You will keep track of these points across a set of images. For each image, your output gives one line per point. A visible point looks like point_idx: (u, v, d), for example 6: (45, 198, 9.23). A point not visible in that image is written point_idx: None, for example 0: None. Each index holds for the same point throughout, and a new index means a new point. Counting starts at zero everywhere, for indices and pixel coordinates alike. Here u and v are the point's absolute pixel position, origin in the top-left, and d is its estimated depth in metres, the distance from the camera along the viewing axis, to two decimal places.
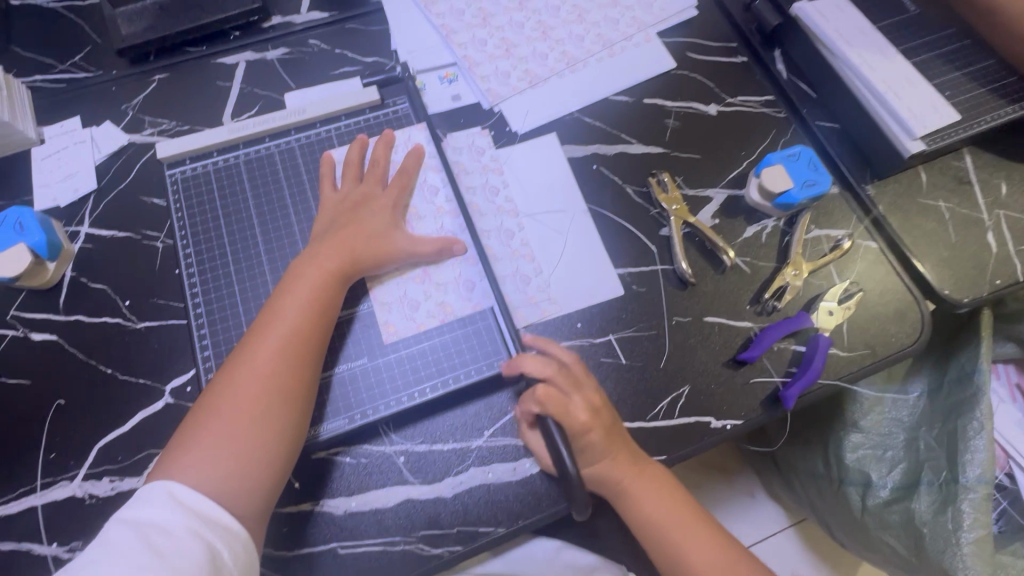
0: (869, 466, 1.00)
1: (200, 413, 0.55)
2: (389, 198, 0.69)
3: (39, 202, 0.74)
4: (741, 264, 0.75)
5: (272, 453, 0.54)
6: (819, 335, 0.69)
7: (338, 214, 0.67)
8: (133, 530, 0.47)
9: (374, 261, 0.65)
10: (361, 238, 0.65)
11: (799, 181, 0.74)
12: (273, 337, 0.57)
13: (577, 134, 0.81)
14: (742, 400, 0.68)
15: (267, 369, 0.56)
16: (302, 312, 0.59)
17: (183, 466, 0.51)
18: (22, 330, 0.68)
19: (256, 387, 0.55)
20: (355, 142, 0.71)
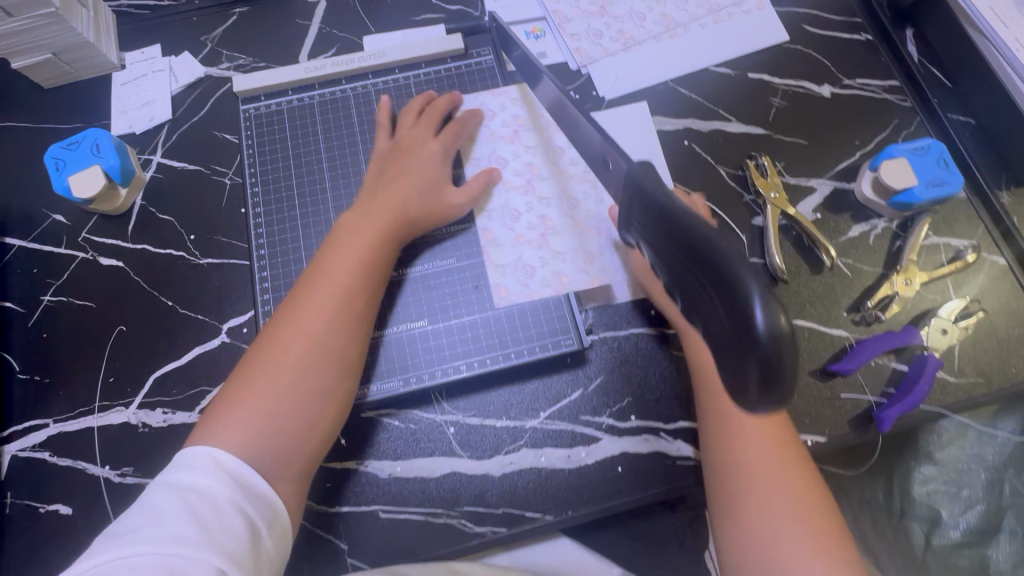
0: (941, 503, 0.88)
1: (245, 378, 0.52)
2: (442, 144, 0.63)
3: (116, 128, 0.74)
4: (841, 266, 0.67)
5: (315, 415, 0.53)
6: (928, 355, 0.61)
7: (385, 165, 0.63)
8: (174, 492, 0.45)
9: (425, 215, 0.61)
10: (417, 194, 0.60)
11: (925, 179, 0.65)
12: (320, 299, 0.55)
13: (669, 105, 0.74)
14: (828, 415, 0.62)
15: (311, 333, 0.54)
16: (350, 275, 0.56)
17: (229, 424, 0.50)
18: (91, 253, 0.68)
19: (301, 349, 0.53)
20: (421, 94, 0.67)
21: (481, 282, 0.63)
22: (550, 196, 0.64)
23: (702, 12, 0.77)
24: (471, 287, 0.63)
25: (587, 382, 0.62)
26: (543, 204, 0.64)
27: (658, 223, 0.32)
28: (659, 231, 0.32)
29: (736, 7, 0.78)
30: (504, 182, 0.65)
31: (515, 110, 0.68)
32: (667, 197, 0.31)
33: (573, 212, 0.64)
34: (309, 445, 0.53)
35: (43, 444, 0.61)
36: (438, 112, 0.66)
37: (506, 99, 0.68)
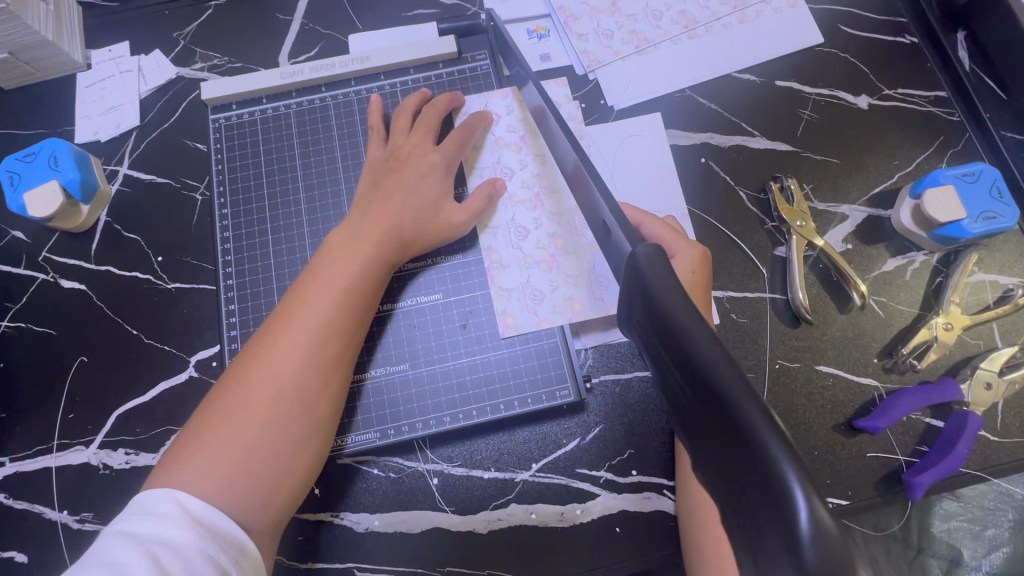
0: (961, 541, 0.78)
1: (209, 420, 0.45)
2: (442, 153, 0.57)
3: (80, 135, 0.68)
4: (873, 306, 0.60)
5: (291, 463, 0.46)
6: (969, 412, 0.54)
7: (380, 176, 0.56)
8: (135, 547, 0.37)
9: (422, 238, 0.54)
10: (412, 214, 0.54)
11: (976, 211, 0.57)
12: (299, 331, 0.47)
13: (685, 117, 0.66)
14: (851, 474, 0.56)
15: (288, 371, 0.46)
16: (335, 302, 0.49)
17: (190, 471, 0.42)
18: (52, 275, 0.63)
19: (277, 387, 0.45)
20: (415, 92, 0.61)
21: (469, 322, 0.56)
22: (563, 211, 0.57)
23: (726, 10, 0.69)
24: (458, 325, 0.56)
25: (584, 433, 0.56)
26: (555, 220, 0.57)
27: (667, 344, 0.26)
28: (667, 355, 0.26)
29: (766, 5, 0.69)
30: (510, 195, 0.58)
31: (522, 113, 0.61)
32: (682, 316, 0.26)
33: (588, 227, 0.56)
34: (281, 498, 0.45)
35: None
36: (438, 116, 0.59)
37: (513, 101, 0.61)
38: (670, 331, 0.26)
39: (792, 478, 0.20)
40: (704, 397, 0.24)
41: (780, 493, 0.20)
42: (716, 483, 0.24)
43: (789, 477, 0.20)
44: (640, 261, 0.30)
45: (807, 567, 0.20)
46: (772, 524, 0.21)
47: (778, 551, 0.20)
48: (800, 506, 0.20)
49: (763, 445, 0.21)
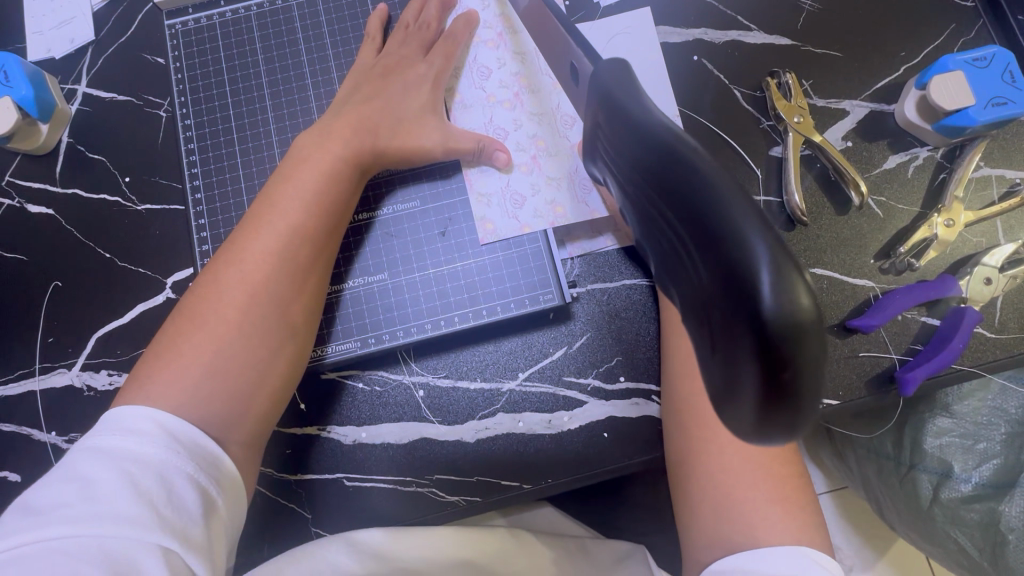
0: (952, 456, 0.79)
1: (182, 324, 0.45)
2: (429, 65, 0.53)
3: (33, 52, 0.64)
4: (872, 205, 0.57)
5: (267, 365, 0.45)
6: (966, 308, 0.53)
7: (360, 84, 0.52)
8: (106, 464, 0.37)
9: (396, 146, 0.51)
10: (388, 121, 0.51)
11: (986, 98, 0.53)
12: (268, 233, 0.46)
13: (678, 11, 0.62)
14: (842, 375, 0.55)
15: (256, 275, 0.45)
16: (303, 205, 0.47)
17: (166, 374, 0.42)
18: (17, 200, 0.61)
19: (248, 291, 0.45)
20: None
21: (449, 229, 0.54)
22: (543, 113, 0.54)
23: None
24: (437, 234, 0.54)
25: (570, 341, 0.55)
26: (536, 121, 0.54)
27: (628, 157, 0.25)
28: (628, 168, 0.25)
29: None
30: (489, 96, 0.55)
31: (500, 7, 0.56)
32: (648, 121, 0.24)
33: (571, 129, 0.53)
34: (259, 400, 0.45)
35: None
36: (418, 20, 0.55)
37: None
38: (634, 134, 0.24)
39: (756, 240, 0.18)
40: (664, 186, 0.22)
41: (743, 259, 0.18)
42: (678, 286, 0.23)
43: (755, 240, 0.18)
44: (605, 79, 0.28)
45: (766, 324, 0.18)
46: (729, 293, 0.19)
47: (738, 316, 0.19)
48: (767, 270, 0.18)
49: (732, 215, 0.19)
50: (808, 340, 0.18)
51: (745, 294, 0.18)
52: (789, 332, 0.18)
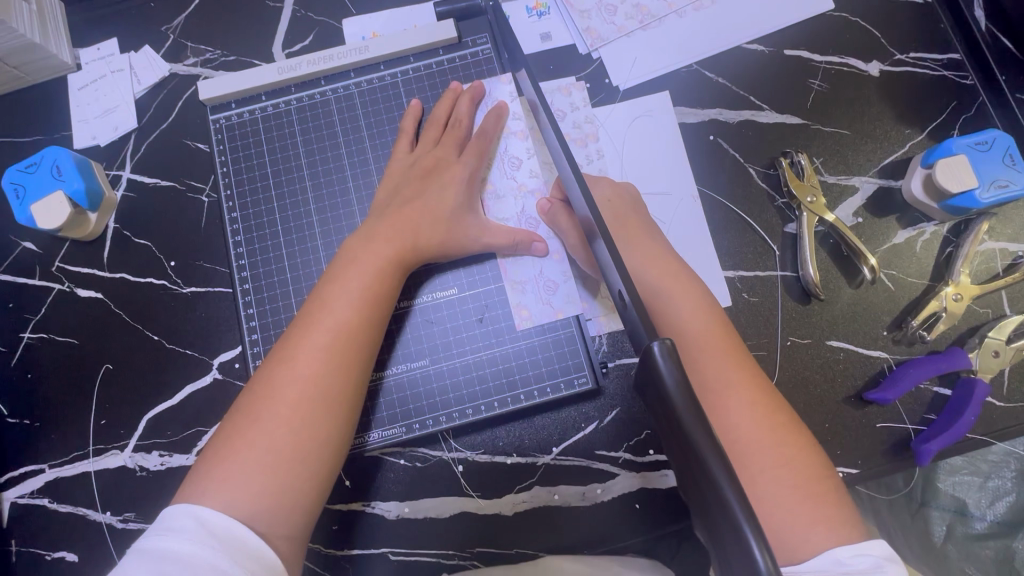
0: (967, 493, 0.83)
1: (237, 423, 0.46)
2: (466, 164, 0.56)
3: (78, 140, 0.67)
4: (883, 278, 0.60)
5: (316, 460, 0.46)
6: (976, 379, 0.55)
7: (403, 183, 0.56)
8: (147, 566, 0.39)
9: (435, 245, 0.54)
10: (427, 220, 0.53)
11: (987, 180, 0.57)
12: (318, 333, 0.48)
13: (693, 93, 0.65)
14: (862, 444, 0.57)
15: (307, 375, 0.47)
16: (352, 304, 0.49)
17: (224, 473, 0.44)
18: (67, 285, 0.63)
19: (300, 389, 0.47)
20: (446, 93, 0.59)
21: (485, 315, 0.57)
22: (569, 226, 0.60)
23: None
24: (475, 320, 0.57)
25: (602, 418, 0.57)
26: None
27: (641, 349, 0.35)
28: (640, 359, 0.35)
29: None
30: (519, 186, 0.59)
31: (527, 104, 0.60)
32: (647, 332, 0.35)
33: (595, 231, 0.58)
34: (309, 496, 0.46)
35: (42, 490, 0.59)
36: (450, 116, 0.59)
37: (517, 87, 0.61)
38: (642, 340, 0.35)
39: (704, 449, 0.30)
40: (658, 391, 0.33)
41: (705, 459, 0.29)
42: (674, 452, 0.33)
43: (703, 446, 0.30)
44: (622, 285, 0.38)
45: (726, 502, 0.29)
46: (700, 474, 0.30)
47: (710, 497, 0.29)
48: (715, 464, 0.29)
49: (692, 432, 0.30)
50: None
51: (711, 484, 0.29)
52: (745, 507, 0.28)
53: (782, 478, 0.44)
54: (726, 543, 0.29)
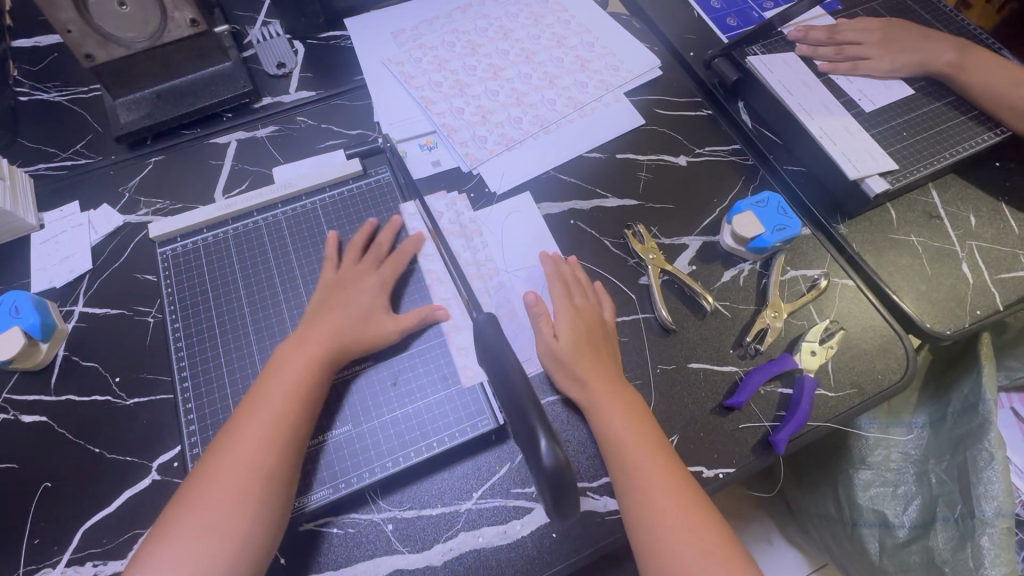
0: (883, 504, 1.00)
1: (175, 510, 0.55)
2: (380, 275, 0.70)
3: (35, 285, 0.77)
4: (721, 308, 0.76)
5: (242, 540, 0.53)
6: (803, 376, 0.69)
7: (329, 296, 0.68)
8: None
9: (357, 340, 0.65)
10: (349, 321, 0.65)
11: (771, 226, 0.76)
12: (253, 424, 0.58)
13: (553, 191, 0.84)
14: (734, 446, 0.68)
15: (239, 463, 0.56)
16: (283, 397, 0.59)
17: (160, 555, 0.52)
18: (13, 413, 0.69)
19: (229, 475, 0.55)
20: (364, 225, 0.74)
21: (399, 379, 0.66)
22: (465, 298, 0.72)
23: (569, 109, 0.90)
24: (389, 384, 0.66)
25: (511, 455, 0.65)
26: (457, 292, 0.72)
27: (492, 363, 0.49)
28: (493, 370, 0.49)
29: (597, 102, 0.91)
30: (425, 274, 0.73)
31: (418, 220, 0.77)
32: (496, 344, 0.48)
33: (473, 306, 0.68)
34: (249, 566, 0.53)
35: None
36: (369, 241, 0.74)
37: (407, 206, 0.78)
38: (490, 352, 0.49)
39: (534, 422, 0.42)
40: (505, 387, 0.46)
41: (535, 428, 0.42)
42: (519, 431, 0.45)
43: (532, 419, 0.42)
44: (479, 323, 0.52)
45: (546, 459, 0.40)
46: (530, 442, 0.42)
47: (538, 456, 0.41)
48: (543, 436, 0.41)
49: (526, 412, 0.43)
50: (576, 485, 0.41)
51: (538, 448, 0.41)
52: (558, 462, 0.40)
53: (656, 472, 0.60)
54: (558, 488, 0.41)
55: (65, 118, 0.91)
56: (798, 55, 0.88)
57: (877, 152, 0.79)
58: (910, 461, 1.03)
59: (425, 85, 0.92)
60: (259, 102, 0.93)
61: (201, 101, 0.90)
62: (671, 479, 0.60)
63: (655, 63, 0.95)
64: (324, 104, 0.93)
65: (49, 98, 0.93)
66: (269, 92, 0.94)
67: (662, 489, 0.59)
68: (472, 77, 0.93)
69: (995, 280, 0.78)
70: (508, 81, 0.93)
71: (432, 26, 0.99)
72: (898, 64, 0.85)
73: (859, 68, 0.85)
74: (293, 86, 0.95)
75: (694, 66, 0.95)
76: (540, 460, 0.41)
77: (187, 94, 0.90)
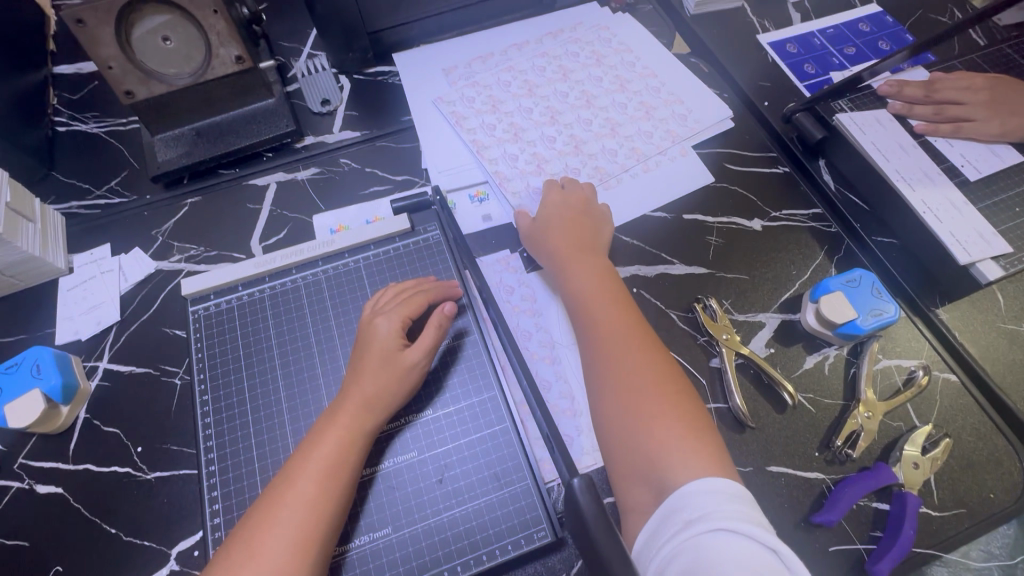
0: None
1: None
2: (397, 316, 0.62)
3: (61, 336, 0.72)
4: (804, 402, 0.67)
5: None
6: (906, 493, 0.60)
7: (354, 355, 0.62)
8: None
9: (387, 400, 0.59)
10: (374, 379, 0.59)
11: (863, 310, 0.68)
12: (284, 516, 0.52)
13: (613, 254, 0.77)
14: (822, 571, 0.59)
15: (271, 563, 0.49)
16: (315, 482, 0.53)
17: None
18: (27, 481, 0.64)
19: (259, 573, 0.49)
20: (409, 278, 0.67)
21: (445, 476, 0.60)
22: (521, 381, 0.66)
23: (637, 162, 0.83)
24: (435, 481, 0.59)
25: (569, 570, 0.57)
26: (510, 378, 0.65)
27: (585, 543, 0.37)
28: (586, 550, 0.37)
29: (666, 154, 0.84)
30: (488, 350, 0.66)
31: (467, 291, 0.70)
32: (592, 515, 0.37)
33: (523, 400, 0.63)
34: None
35: None
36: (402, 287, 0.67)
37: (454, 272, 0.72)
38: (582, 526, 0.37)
39: None
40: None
41: None
42: None
43: None
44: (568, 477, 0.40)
45: None
46: None
47: None
48: None
49: None
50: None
51: None
52: None
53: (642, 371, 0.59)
54: None
55: (101, 151, 0.87)
56: (891, 113, 0.79)
57: (989, 232, 0.69)
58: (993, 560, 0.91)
59: (479, 127, 0.86)
60: (301, 141, 0.88)
61: (240, 139, 0.85)
62: (664, 381, 0.58)
63: (726, 113, 0.88)
64: (368, 146, 0.87)
65: (86, 130, 0.89)
66: (312, 130, 0.89)
67: (664, 409, 0.56)
68: (528, 120, 0.87)
69: None
70: (567, 127, 0.86)
71: (486, 63, 0.93)
72: (1009, 129, 0.76)
73: (962, 130, 0.76)
74: (337, 125, 0.90)
75: (769, 118, 0.87)
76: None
77: (227, 131, 0.85)
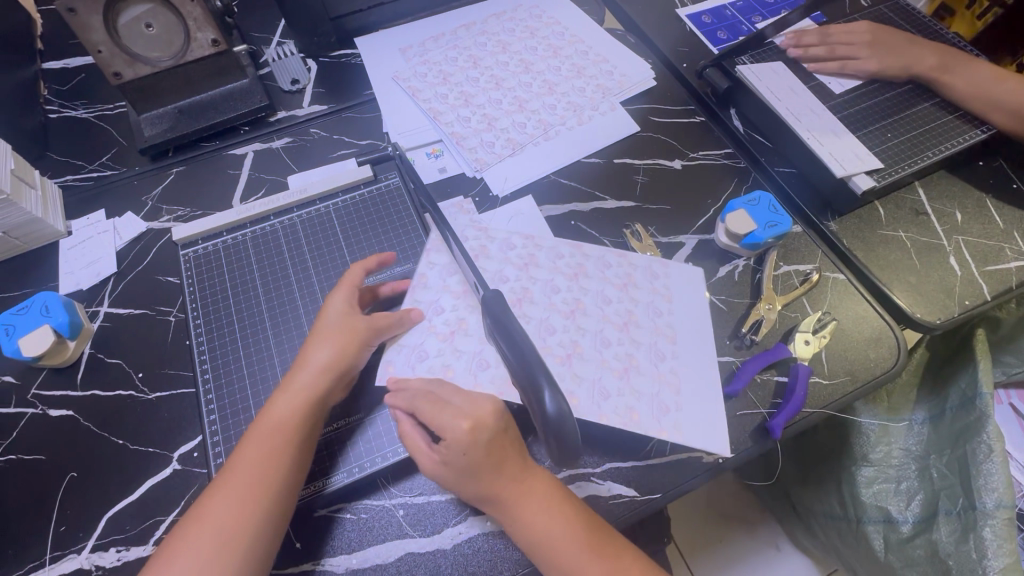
0: (887, 501, 1.00)
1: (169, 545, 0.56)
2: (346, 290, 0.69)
3: (64, 288, 0.81)
4: (717, 302, 0.79)
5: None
6: (798, 365, 0.71)
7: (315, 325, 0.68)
8: None
9: (344, 360, 0.65)
10: (330, 341, 0.65)
11: (763, 223, 0.80)
12: (251, 459, 0.59)
13: (554, 194, 0.89)
14: (732, 433, 0.70)
15: (237, 496, 0.57)
16: (282, 429, 0.61)
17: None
18: (40, 407, 0.72)
19: (227, 509, 0.57)
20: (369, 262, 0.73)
21: None
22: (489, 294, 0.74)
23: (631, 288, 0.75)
24: None
25: None
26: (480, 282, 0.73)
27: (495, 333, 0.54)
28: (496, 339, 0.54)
29: (654, 374, 0.70)
30: (444, 285, 0.71)
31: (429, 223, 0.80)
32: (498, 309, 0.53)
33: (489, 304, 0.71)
34: None
35: None
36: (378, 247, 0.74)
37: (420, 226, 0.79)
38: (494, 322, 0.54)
39: (538, 375, 0.48)
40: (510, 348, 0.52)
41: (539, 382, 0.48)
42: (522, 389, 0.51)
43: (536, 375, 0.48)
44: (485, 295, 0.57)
45: (549, 407, 0.46)
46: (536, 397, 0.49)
47: (540, 407, 0.48)
48: (546, 389, 0.47)
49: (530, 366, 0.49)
50: (574, 427, 0.47)
51: (542, 399, 0.47)
52: (560, 410, 0.46)
53: (597, 551, 0.59)
54: (562, 435, 0.47)
55: (91, 133, 0.96)
56: (785, 63, 0.92)
57: (863, 152, 0.83)
58: (913, 457, 1.02)
59: (432, 97, 0.97)
60: (274, 115, 0.99)
61: (219, 114, 0.95)
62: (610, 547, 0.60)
63: (649, 74, 1.01)
64: (335, 117, 0.98)
65: (76, 116, 0.99)
66: (283, 105, 1.00)
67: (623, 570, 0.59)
68: (476, 87, 0.98)
69: (982, 271, 0.81)
70: (510, 90, 0.98)
71: (437, 41, 1.05)
72: (879, 70, 0.90)
73: (842, 72, 0.90)
74: (307, 100, 1.00)
75: (686, 76, 1.00)
76: (545, 409, 0.47)
77: (207, 109, 0.95)
